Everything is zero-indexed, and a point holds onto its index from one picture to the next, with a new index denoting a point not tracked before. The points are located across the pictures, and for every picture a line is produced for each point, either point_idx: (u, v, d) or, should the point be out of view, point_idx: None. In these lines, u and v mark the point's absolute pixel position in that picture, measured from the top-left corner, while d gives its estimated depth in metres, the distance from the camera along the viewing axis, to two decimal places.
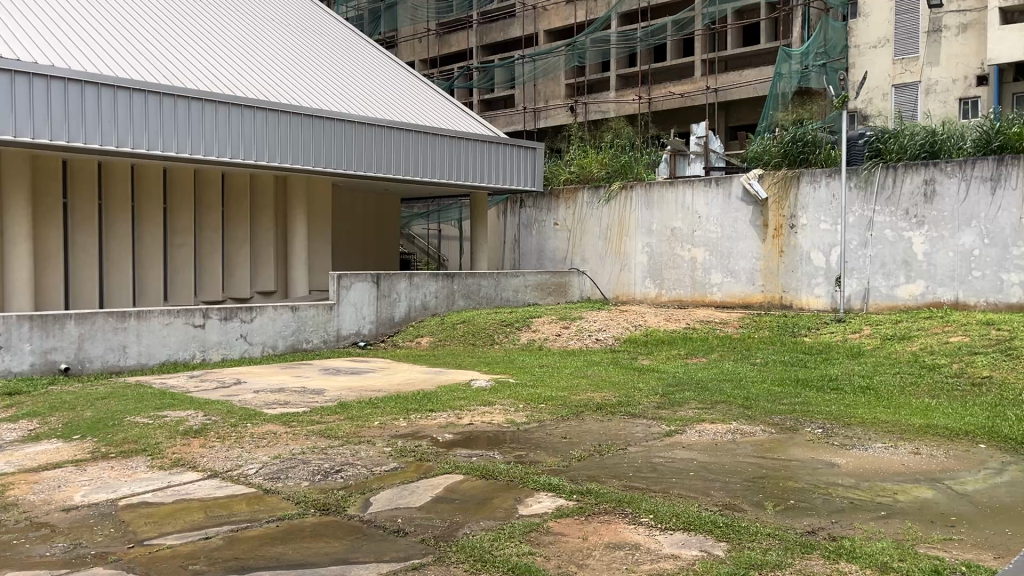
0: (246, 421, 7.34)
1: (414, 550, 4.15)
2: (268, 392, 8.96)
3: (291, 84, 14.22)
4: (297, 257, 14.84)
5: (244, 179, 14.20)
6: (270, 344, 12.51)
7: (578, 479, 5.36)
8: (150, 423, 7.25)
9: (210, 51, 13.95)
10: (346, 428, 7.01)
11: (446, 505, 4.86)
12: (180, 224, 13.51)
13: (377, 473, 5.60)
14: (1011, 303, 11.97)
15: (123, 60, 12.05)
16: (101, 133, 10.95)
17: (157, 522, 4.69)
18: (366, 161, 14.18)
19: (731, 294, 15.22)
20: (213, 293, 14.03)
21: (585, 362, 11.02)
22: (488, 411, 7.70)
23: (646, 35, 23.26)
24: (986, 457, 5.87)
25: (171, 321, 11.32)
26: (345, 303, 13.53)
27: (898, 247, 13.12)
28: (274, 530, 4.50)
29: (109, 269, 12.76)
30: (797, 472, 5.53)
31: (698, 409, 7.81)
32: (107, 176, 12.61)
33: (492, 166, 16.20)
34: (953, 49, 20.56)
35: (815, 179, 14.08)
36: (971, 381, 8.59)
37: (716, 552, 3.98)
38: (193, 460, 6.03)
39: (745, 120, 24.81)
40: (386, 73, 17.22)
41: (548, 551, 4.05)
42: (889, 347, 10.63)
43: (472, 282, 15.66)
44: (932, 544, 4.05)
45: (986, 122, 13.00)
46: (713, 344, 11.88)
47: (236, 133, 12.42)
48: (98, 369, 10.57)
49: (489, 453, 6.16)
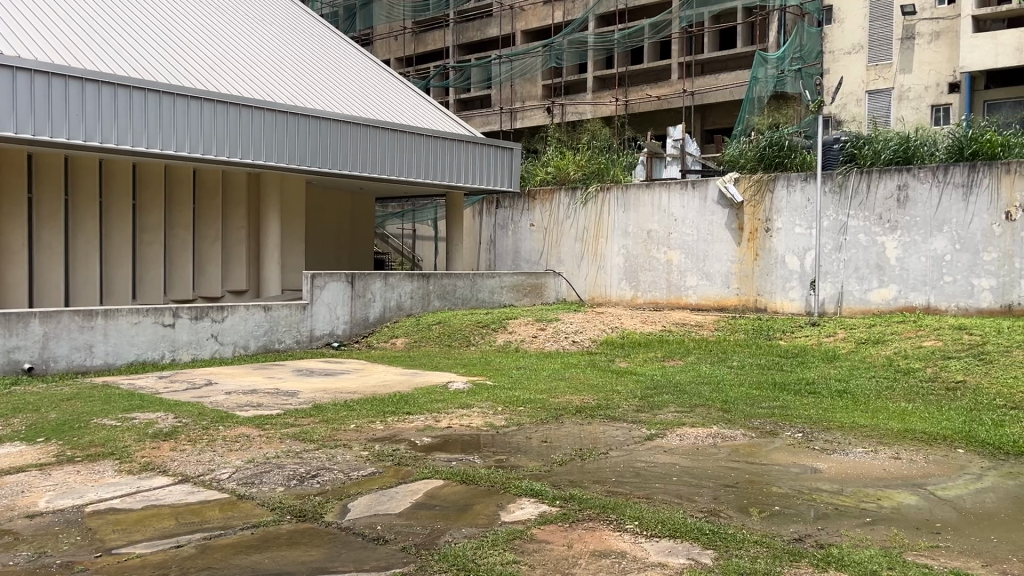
0: (219, 423, 7.16)
1: (394, 560, 4.03)
2: (241, 393, 8.75)
3: (264, 80, 13.97)
4: (270, 254, 14.62)
5: (216, 175, 13.96)
6: (241, 344, 12.28)
7: (561, 484, 5.28)
8: (118, 426, 7.04)
9: (182, 45, 13.66)
10: (321, 431, 6.86)
11: (425, 511, 4.75)
12: (150, 221, 13.24)
13: (354, 477, 5.47)
14: (981, 308, 12.13)
15: (91, 51, 11.73)
16: (68, 127, 10.63)
17: (125, 530, 4.52)
18: (342, 159, 14.00)
19: (706, 296, 15.25)
20: (183, 292, 13.79)
21: (561, 364, 10.94)
22: (466, 414, 7.61)
23: (623, 37, 23.23)
24: (965, 463, 5.88)
25: (140, 320, 11.07)
26: (318, 303, 13.34)
27: (872, 252, 13.23)
28: (249, 538, 4.35)
29: (75, 267, 12.43)
30: (780, 477, 5.49)
31: (677, 412, 7.77)
32: (75, 172, 12.29)
33: (467, 165, 16.08)
34: (926, 57, 20.84)
35: (790, 183, 14.13)
36: (945, 385, 8.65)
37: (704, 560, 3.92)
38: (163, 464, 5.85)
39: (719, 123, 24.98)
40: (361, 71, 17.02)
41: (534, 560, 3.96)
42: (864, 351, 10.68)
43: (448, 283, 15.54)
44: (920, 551, 4.02)
45: (959, 130, 13.11)
46: (689, 347, 11.87)
47: (209, 129, 12.19)
48: (63, 369, 10.29)
49: (469, 457, 6.05)
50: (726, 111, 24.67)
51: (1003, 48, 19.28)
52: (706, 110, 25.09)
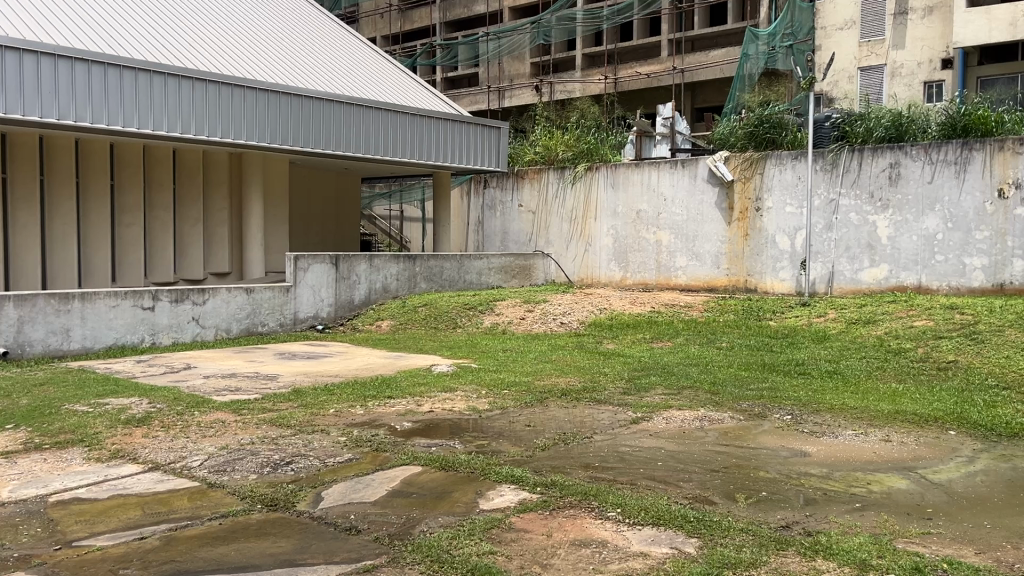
0: (194, 408, 6.98)
1: (367, 551, 3.87)
2: (220, 377, 8.59)
3: (244, 57, 13.64)
4: (253, 235, 14.35)
5: (196, 155, 13.66)
6: (223, 327, 12.06)
7: (542, 471, 5.12)
8: (90, 412, 6.84)
9: (159, 21, 13.33)
10: (300, 416, 6.69)
11: (402, 499, 4.59)
12: (129, 202, 12.96)
13: (330, 464, 5.30)
14: (973, 287, 12.03)
15: (63, 25, 11.39)
16: (40, 105, 10.31)
17: (89, 521, 4.35)
18: (325, 139, 13.71)
19: (696, 277, 15.10)
20: (164, 274, 13.55)
21: (549, 346, 10.80)
22: (449, 398, 7.44)
23: (611, 14, 23.00)
24: (957, 445, 5.76)
25: (118, 303, 10.85)
26: (302, 285, 13.12)
27: (863, 231, 13.08)
28: (216, 529, 4.18)
29: (53, 249, 12.19)
30: (767, 462, 5.34)
31: (664, 394, 7.64)
32: (51, 152, 11.98)
33: (453, 145, 15.81)
34: (919, 32, 20.56)
35: (781, 161, 13.94)
36: (937, 365, 8.54)
37: (688, 549, 3.77)
38: (134, 451, 5.66)
39: (710, 102, 24.80)
40: (344, 48, 16.67)
41: (511, 550, 3.80)
42: (854, 332, 10.55)
43: (435, 264, 15.34)
44: (911, 538, 3.88)
45: (952, 106, 12.95)
46: (679, 328, 11.76)
47: (187, 106, 11.87)
48: (39, 354, 10.08)
49: (449, 442, 5.88)
50: (715, 89, 24.48)
51: (997, 22, 19.18)
52: (696, 88, 24.84)
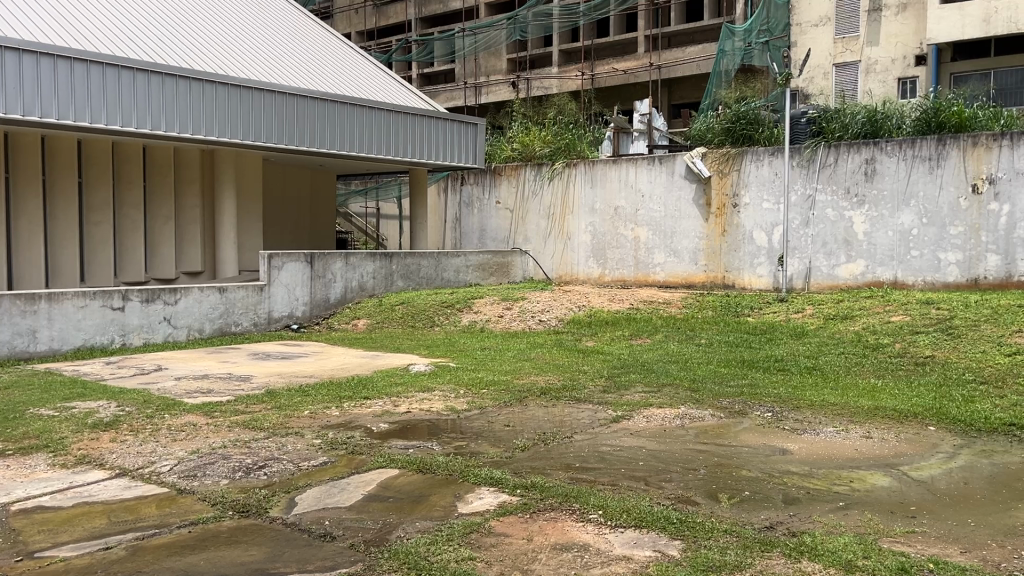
0: (164, 411, 6.80)
1: (341, 559, 3.75)
2: (192, 379, 8.42)
3: (216, 52, 13.40)
4: (225, 233, 14.11)
5: (167, 153, 13.42)
6: (196, 327, 11.84)
7: (522, 472, 5.03)
8: (55, 416, 6.64)
9: (128, 15, 13.06)
10: (273, 418, 6.54)
11: (377, 504, 4.47)
12: (98, 200, 12.70)
13: (304, 468, 5.17)
14: (948, 282, 12.12)
15: (28, 19, 11.11)
16: (5, 101, 10.05)
17: (52, 531, 4.19)
18: (299, 135, 13.51)
19: (674, 273, 15.08)
20: (134, 274, 13.30)
21: (528, 344, 10.70)
22: (426, 398, 7.32)
23: (588, 10, 22.91)
24: (938, 440, 5.75)
25: (87, 304, 10.60)
26: (277, 284, 12.92)
27: (839, 227, 13.12)
28: (185, 538, 4.04)
29: (18, 249, 11.92)
30: (749, 460, 5.29)
31: (644, 392, 7.57)
32: (16, 149, 11.72)
33: (430, 141, 15.66)
34: (892, 29, 20.72)
35: (758, 158, 13.95)
36: (914, 362, 8.53)
37: (671, 553, 3.69)
38: (101, 456, 5.49)
39: (686, 98, 24.83)
40: (319, 44, 16.45)
41: (490, 556, 3.70)
42: (831, 327, 10.55)
43: (412, 262, 15.19)
44: (896, 538, 3.84)
45: (926, 102, 13.01)
46: (658, 324, 11.72)
47: (157, 103, 11.63)
48: (6, 356, 9.84)
49: (427, 444, 5.77)
50: (692, 86, 24.51)
51: (969, 19, 19.36)
52: (673, 85, 24.93)
